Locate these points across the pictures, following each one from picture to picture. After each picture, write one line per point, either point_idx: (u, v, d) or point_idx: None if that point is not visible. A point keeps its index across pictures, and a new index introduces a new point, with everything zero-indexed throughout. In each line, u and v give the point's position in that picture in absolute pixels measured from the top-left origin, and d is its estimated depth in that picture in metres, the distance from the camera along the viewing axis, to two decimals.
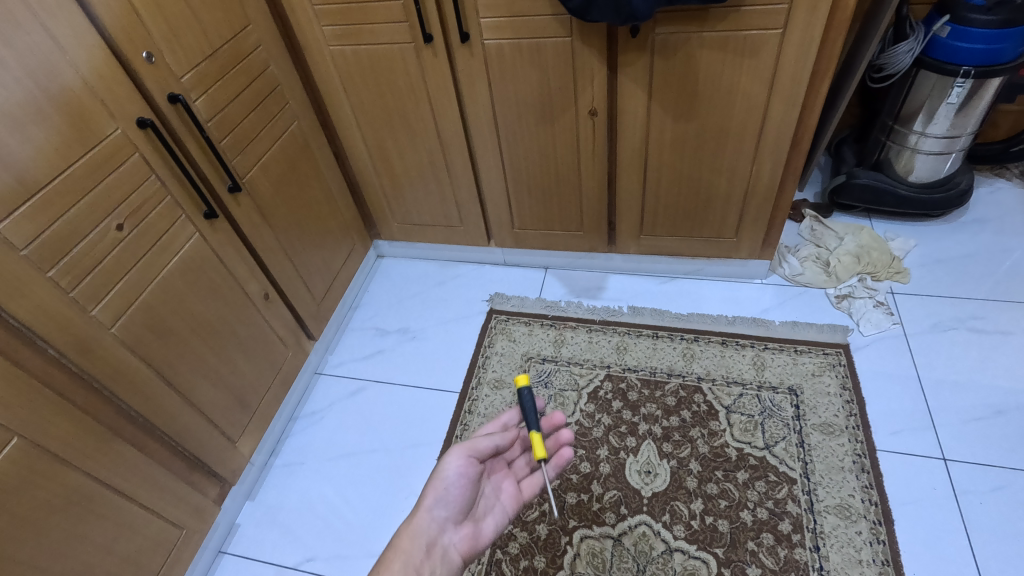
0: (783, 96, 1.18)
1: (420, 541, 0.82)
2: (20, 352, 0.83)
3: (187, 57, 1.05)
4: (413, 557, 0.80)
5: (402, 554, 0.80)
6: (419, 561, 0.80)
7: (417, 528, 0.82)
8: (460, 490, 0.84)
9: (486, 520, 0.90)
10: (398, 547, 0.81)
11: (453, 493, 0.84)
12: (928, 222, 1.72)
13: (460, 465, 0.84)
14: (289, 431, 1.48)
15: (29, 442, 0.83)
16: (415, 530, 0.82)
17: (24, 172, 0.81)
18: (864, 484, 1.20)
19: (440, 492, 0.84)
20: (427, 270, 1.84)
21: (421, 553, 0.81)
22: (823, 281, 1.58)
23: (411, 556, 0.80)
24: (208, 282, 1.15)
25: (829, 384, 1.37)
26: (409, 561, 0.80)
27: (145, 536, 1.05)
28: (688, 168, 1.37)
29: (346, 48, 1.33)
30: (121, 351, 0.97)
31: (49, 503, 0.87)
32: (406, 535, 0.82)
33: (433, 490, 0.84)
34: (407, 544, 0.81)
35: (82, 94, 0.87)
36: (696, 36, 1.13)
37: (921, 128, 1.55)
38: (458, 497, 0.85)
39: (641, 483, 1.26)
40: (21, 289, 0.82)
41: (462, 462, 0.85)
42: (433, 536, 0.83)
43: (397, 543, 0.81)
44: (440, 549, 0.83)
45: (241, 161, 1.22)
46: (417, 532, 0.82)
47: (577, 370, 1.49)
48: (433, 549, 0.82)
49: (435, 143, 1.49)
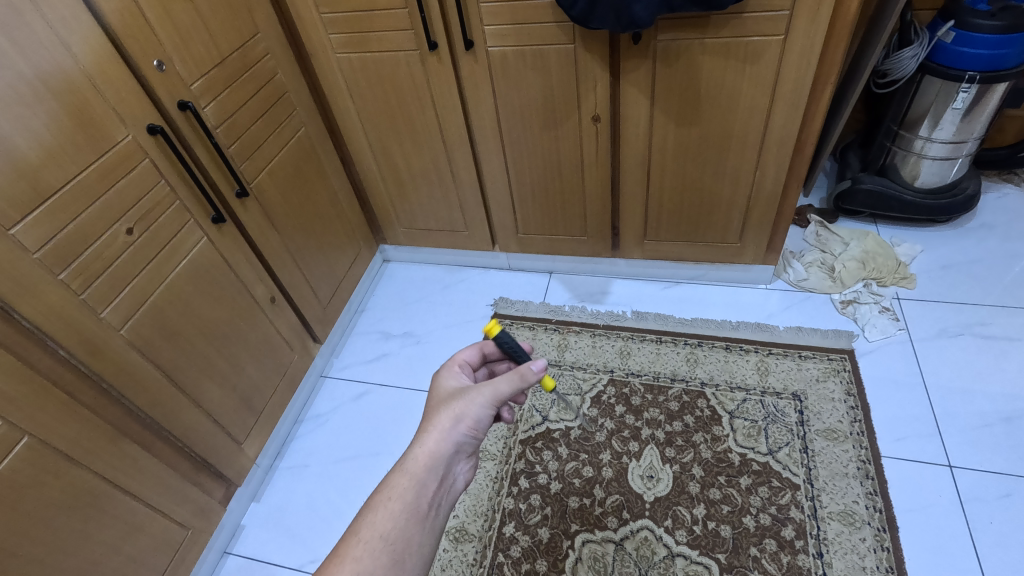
0: (785, 102, 1.19)
1: (436, 471, 0.75)
2: (31, 353, 0.85)
3: (197, 65, 1.07)
4: (426, 485, 0.73)
5: (414, 480, 0.73)
6: (433, 493, 0.74)
7: (433, 454, 0.75)
8: (485, 427, 0.79)
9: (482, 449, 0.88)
10: (410, 473, 0.73)
11: (478, 426, 0.79)
12: (935, 228, 1.71)
13: (490, 404, 0.79)
14: (295, 433, 1.49)
15: (38, 441, 0.85)
16: (432, 456, 0.75)
17: (37, 178, 0.83)
18: (868, 490, 1.20)
19: (468, 424, 0.77)
20: (432, 274, 1.85)
21: (435, 484, 0.74)
22: (828, 287, 1.58)
23: (423, 485, 0.73)
24: (215, 285, 1.17)
25: (833, 390, 1.36)
26: (422, 491, 0.73)
27: (150, 536, 1.06)
28: (691, 172, 1.37)
29: (352, 55, 1.35)
30: (129, 353, 0.99)
31: (57, 501, 0.88)
32: (420, 460, 0.74)
33: (459, 420, 0.77)
34: (421, 472, 0.74)
35: (93, 101, 0.90)
36: (698, 43, 1.14)
37: (927, 133, 1.55)
38: (482, 431, 0.80)
39: (643, 487, 1.26)
40: (33, 292, 0.84)
41: (492, 400, 0.79)
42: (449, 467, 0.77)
43: (408, 468, 0.73)
44: (452, 479, 0.78)
45: (249, 167, 1.24)
46: (434, 460, 0.75)
47: (581, 374, 1.50)
48: (447, 480, 0.76)
49: (440, 148, 1.50)
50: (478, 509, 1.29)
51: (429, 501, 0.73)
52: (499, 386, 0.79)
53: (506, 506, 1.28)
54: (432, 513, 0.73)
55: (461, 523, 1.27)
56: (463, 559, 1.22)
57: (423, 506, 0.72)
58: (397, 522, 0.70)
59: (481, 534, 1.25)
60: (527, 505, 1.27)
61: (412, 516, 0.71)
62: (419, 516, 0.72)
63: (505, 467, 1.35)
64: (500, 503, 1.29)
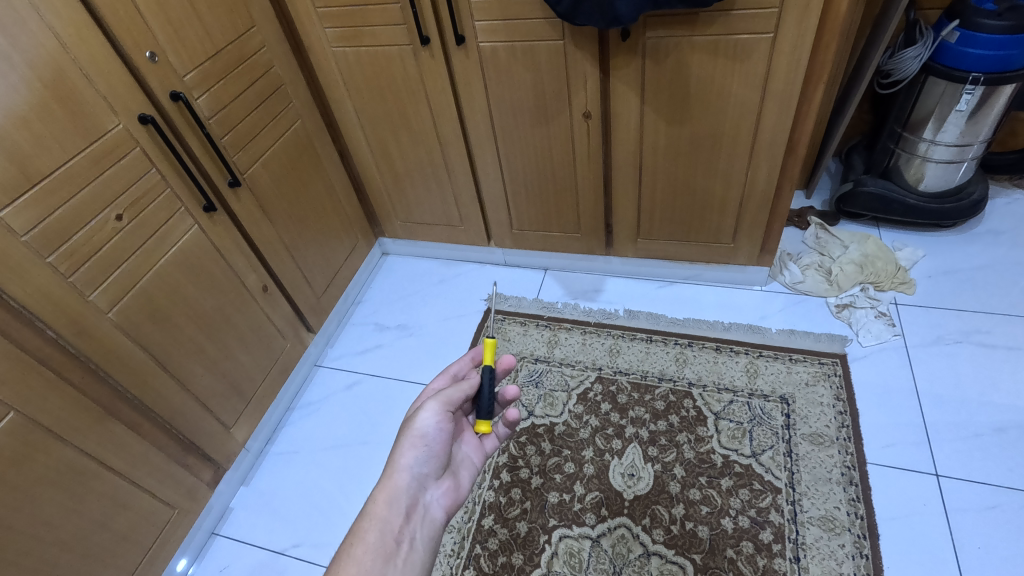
0: (776, 102, 1.17)
1: (399, 505, 0.78)
2: (19, 331, 0.89)
3: (191, 58, 1.10)
4: (391, 521, 0.77)
5: (378, 520, 0.76)
6: (399, 527, 0.77)
7: (393, 489, 0.79)
8: (438, 441, 0.83)
9: (461, 472, 0.89)
10: (374, 514, 0.77)
11: (432, 443, 0.82)
12: (939, 233, 1.67)
13: (438, 412, 0.83)
14: (286, 420, 1.52)
15: (24, 416, 0.89)
16: (392, 492, 0.79)
17: (27, 164, 0.86)
18: (850, 497, 1.18)
19: (418, 446, 0.81)
20: (429, 268, 1.87)
21: (400, 518, 0.78)
22: (824, 290, 1.55)
23: (388, 522, 0.77)
24: (205, 273, 1.20)
25: (822, 395, 1.35)
26: (388, 528, 0.76)
27: (136, 513, 1.09)
28: (683, 170, 1.36)
29: (348, 49, 1.37)
30: (117, 336, 1.02)
31: (43, 476, 0.92)
32: (381, 500, 0.78)
33: (411, 445, 0.81)
34: (384, 510, 0.77)
35: (85, 91, 0.93)
36: (686, 40, 1.13)
37: (931, 136, 1.52)
38: (438, 448, 0.83)
39: (623, 485, 1.26)
40: (21, 273, 0.87)
41: (440, 410, 0.83)
42: (414, 498, 0.80)
43: (370, 510, 0.77)
44: (421, 509, 0.81)
45: (243, 158, 1.27)
46: (395, 494, 0.79)
47: (569, 371, 1.50)
48: (415, 511, 0.80)
49: (435, 143, 1.52)
50: None
51: (396, 536, 0.76)
52: (442, 396, 0.84)
53: (486, 499, 1.29)
54: (401, 547, 0.76)
55: None
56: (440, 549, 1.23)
57: (390, 543, 0.75)
58: (364, 564, 0.73)
59: (461, 526, 1.26)
60: (507, 499, 1.28)
61: (378, 556, 0.74)
62: (387, 554, 0.75)
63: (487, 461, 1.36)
64: (480, 495, 1.30)
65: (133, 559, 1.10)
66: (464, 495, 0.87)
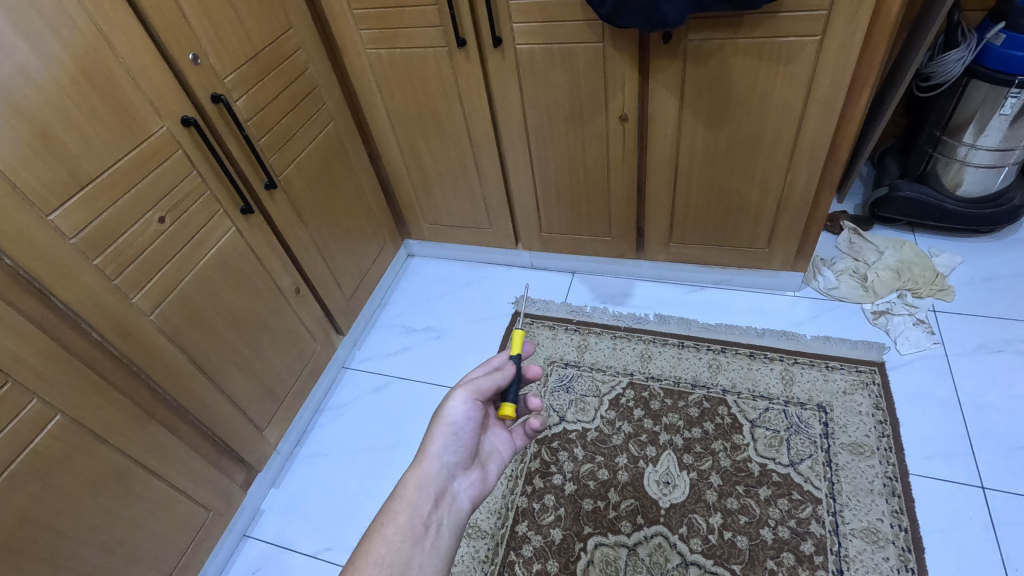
0: (819, 105, 1.15)
1: (428, 490, 0.76)
2: (65, 334, 0.88)
3: (231, 60, 1.10)
4: (420, 507, 0.74)
5: (408, 501, 0.74)
6: (428, 512, 0.74)
7: (422, 475, 0.77)
8: (466, 429, 0.81)
9: (489, 466, 0.86)
10: (403, 497, 0.75)
11: (461, 432, 0.80)
12: (976, 238, 1.64)
13: (467, 401, 0.81)
14: (315, 422, 1.52)
15: (70, 419, 0.89)
16: (421, 477, 0.77)
17: (76, 168, 0.86)
18: (893, 508, 1.16)
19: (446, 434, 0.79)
20: (455, 270, 1.86)
21: (429, 503, 0.75)
22: (860, 296, 1.53)
23: (417, 506, 0.74)
24: (241, 275, 1.20)
25: (860, 403, 1.32)
26: (417, 512, 0.74)
27: (174, 515, 1.09)
28: (720, 174, 1.34)
29: (382, 50, 1.36)
30: (157, 338, 1.02)
31: (87, 479, 0.92)
32: (413, 482, 0.76)
33: (440, 433, 0.79)
34: (414, 494, 0.75)
35: (131, 92, 0.93)
36: (730, 43, 1.11)
37: (971, 140, 1.48)
38: (466, 438, 0.81)
39: (659, 493, 1.25)
40: (69, 276, 0.87)
41: (468, 398, 0.81)
42: (442, 486, 0.78)
43: (401, 492, 0.75)
44: (449, 497, 0.78)
45: (279, 160, 1.26)
46: (425, 477, 0.77)
47: (600, 376, 1.49)
48: (443, 498, 0.77)
49: (467, 145, 1.51)
50: (491, 506, 1.29)
51: (425, 520, 0.74)
52: (471, 383, 0.82)
53: (520, 505, 1.28)
54: (429, 532, 0.73)
55: (474, 520, 1.27)
56: (474, 555, 1.22)
57: (419, 527, 0.73)
58: (393, 546, 0.70)
59: (494, 531, 1.25)
60: (541, 505, 1.27)
61: (407, 538, 0.71)
62: (416, 537, 0.72)
63: (519, 466, 1.34)
64: (514, 501, 1.29)
65: (169, 561, 1.10)
66: (490, 488, 0.84)
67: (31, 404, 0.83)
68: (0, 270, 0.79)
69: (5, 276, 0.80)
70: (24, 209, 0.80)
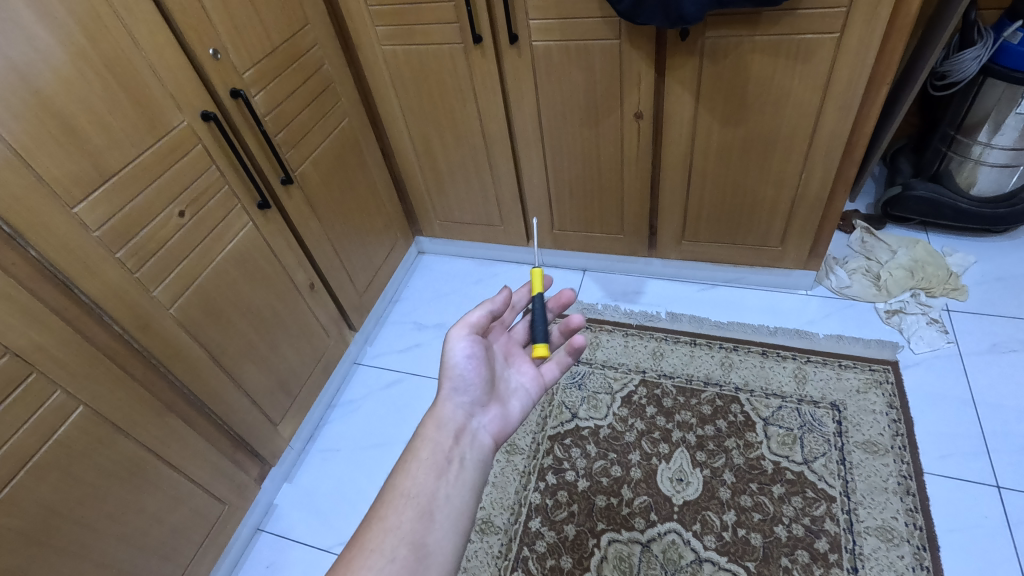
0: (837, 103, 1.15)
1: (447, 428, 0.75)
2: (88, 327, 0.89)
3: (250, 55, 1.11)
4: (441, 442, 0.74)
5: (429, 440, 0.74)
6: (449, 447, 0.73)
7: (440, 416, 0.76)
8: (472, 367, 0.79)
9: (512, 402, 0.83)
10: (424, 437, 0.74)
11: (468, 372, 0.78)
12: (990, 238, 1.64)
13: (466, 337, 0.79)
14: (327, 417, 1.53)
15: (92, 411, 0.89)
16: (439, 417, 0.76)
17: (100, 161, 0.87)
18: (908, 507, 1.15)
19: (453, 374, 0.78)
20: (466, 267, 1.86)
21: (449, 439, 0.74)
22: (873, 295, 1.53)
23: (438, 442, 0.74)
24: (258, 269, 1.20)
25: (874, 402, 1.32)
26: (438, 448, 0.73)
27: (191, 508, 1.10)
28: (734, 172, 1.34)
29: (398, 47, 1.37)
30: (177, 331, 1.02)
31: (108, 471, 0.92)
32: (432, 421, 0.76)
33: (447, 375, 0.78)
34: (433, 433, 0.74)
35: (153, 87, 0.93)
36: (748, 40, 1.11)
37: (986, 139, 1.48)
38: (476, 379, 0.79)
39: (672, 490, 1.25)
40: (93, 269, 0.88)
41: (467, 334, 0.79)
42: (461, 423, 0.77)
43: (422, 431, 0.74)
44: (470, 434, 0.76)
45: (295, 155, 1.27)
46: (443, 416, 0.76)
47: (612, 374, 1.49)
48: (463, 435, 0.76)
49: (480, 142, 1.51)
50: (504, 502, 1.30)
51: (447, 454, 0.73)
52: (464, 319, 0.80)
53: (533, 501, 1.28)
54: (452, 465, 0.72)
55: (487, 516, 1.28)
56: (488, 550, 1.23)
57: (442, 460, 0.72)
58: (418, 478, 0.70)
59: (507, 527, 1.25)
60: (554, 501, 1.27)
61: (431, 471, 0.71)
62: (439, 470, 0.71)
63: (532, 462, 1.35)
64: (527, 497, 1.29)
65: (186, 553, 1.11)
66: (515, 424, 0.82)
67: (55, 396, 0.84)
68: (26, 263, 0.80)
69: (31, 269, 0.81)
70: (49, 202, 0.81)
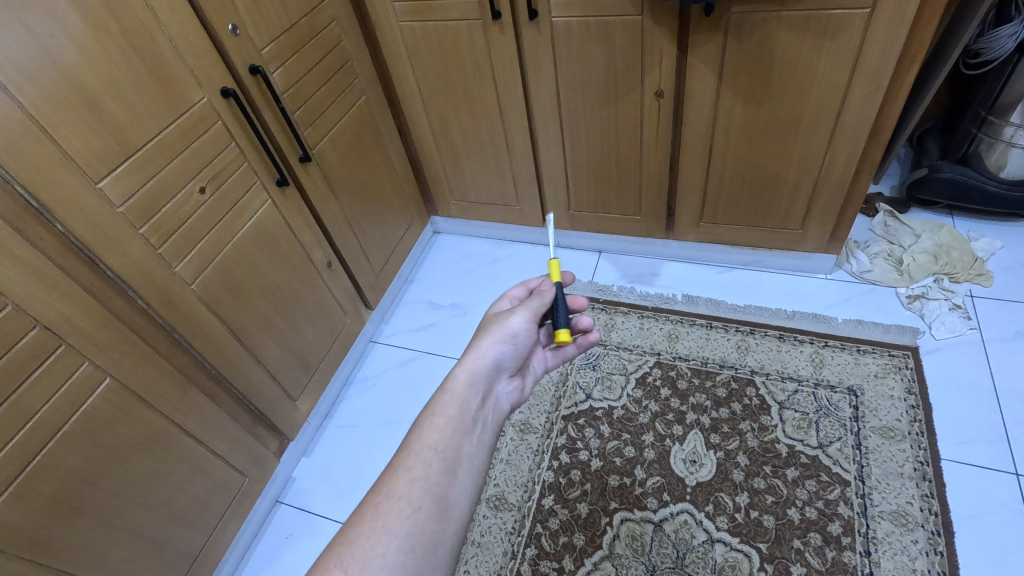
0: (865, 80, 1.12)
1: (477, 386, 0.76)
2: (113, 300, 0.91)
3: (268, 31, 1.10)
4: (469, 402, 0.74)
5: (458, 399, 0.74)
6: (474, 408, 0.74)
7: (473, 370, 0.76)
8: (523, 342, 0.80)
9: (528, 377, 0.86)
10: (451, 390, 0.74)
11: (519, 344, 0.80)
12: (1017, 223, 1.60)
13: (529, 320, 0.80)
14: (344, 395, 1.55)
15: (119, 383, 0.91)
16: (472, 373, 0.76)
17: (123, 137, 0.88)
18: (924, 492, 1.15)
19: (505, 340, 0.79)
20: (480, 247, 1.86)
21: (477, 400, 0.75)
22: (894, 280, 1.50)
23: (467, 401, 0.74)
24: (276, 247, 1.21)
25: (893, 387, 1.31)
26: (466, 407, 0.74)
27: (214, 478, 1.13)
28: (756, 153, 1.32)
29: (416, 24, 1.35)
30: (197, 306, 1.04)
31: (135, 441, 0.95)
32: (464, 378, 0.76)
33: (497, 335, 0.79)
34: (463, 389, 0.75)
35: (173, 62, 0.93)
36: (775, 15, 1.08)
37: (1019, 120, 1.42)
38: (522, 348, 0.81)
39: (685, 472, 1.25)
40: (117, 244, 0.89)
41: (530, 318, 0.80)
42: (488, 386, 0.78)
43: (450, 386, 0.75)
44: (494, 399, 0.78)
45: (313, 133, 1.27)
46: (475, 377, 0.76)
47: (627, 355, 1.49)
48: (489, 398, 0.77)
49: (497, 121, 1.50)
50: (517, 480, 1.32)
51: (473, 415, 0.74)
52: (532, 306, 0.80)
53: (546, 479, 1.30)
54: (477, 426, 0.73)
55: (502, 492, 1.30)
56: (502, 527, 1.25)
57: (468, 420, 0.73)
58: (445, 433, 0.70)
59: (521, 505, 1.27)
60: (567, 480, 1.29)
61: (457, 428, 0.71)
62: (464, 428, 0.72)
63: (546, 442, 1.36)
64: (540, 475, 1.31)
65: (209, 523, 1.14)
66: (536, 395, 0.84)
67: (83, 367, 0.86)
68: (52, 236, 0.82)
69: (58, 243, 0.82)
70: (74, 176, 0.82)
